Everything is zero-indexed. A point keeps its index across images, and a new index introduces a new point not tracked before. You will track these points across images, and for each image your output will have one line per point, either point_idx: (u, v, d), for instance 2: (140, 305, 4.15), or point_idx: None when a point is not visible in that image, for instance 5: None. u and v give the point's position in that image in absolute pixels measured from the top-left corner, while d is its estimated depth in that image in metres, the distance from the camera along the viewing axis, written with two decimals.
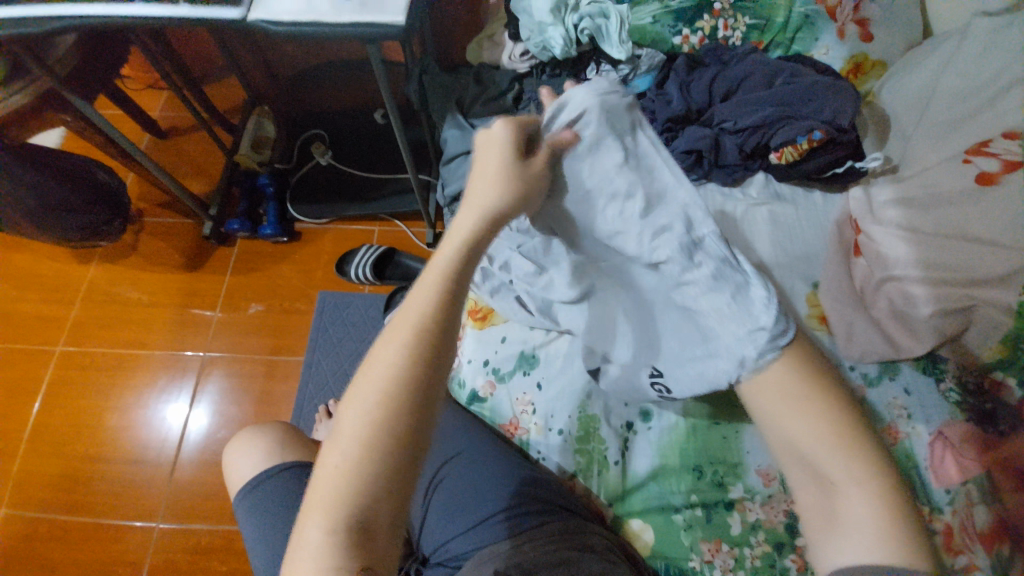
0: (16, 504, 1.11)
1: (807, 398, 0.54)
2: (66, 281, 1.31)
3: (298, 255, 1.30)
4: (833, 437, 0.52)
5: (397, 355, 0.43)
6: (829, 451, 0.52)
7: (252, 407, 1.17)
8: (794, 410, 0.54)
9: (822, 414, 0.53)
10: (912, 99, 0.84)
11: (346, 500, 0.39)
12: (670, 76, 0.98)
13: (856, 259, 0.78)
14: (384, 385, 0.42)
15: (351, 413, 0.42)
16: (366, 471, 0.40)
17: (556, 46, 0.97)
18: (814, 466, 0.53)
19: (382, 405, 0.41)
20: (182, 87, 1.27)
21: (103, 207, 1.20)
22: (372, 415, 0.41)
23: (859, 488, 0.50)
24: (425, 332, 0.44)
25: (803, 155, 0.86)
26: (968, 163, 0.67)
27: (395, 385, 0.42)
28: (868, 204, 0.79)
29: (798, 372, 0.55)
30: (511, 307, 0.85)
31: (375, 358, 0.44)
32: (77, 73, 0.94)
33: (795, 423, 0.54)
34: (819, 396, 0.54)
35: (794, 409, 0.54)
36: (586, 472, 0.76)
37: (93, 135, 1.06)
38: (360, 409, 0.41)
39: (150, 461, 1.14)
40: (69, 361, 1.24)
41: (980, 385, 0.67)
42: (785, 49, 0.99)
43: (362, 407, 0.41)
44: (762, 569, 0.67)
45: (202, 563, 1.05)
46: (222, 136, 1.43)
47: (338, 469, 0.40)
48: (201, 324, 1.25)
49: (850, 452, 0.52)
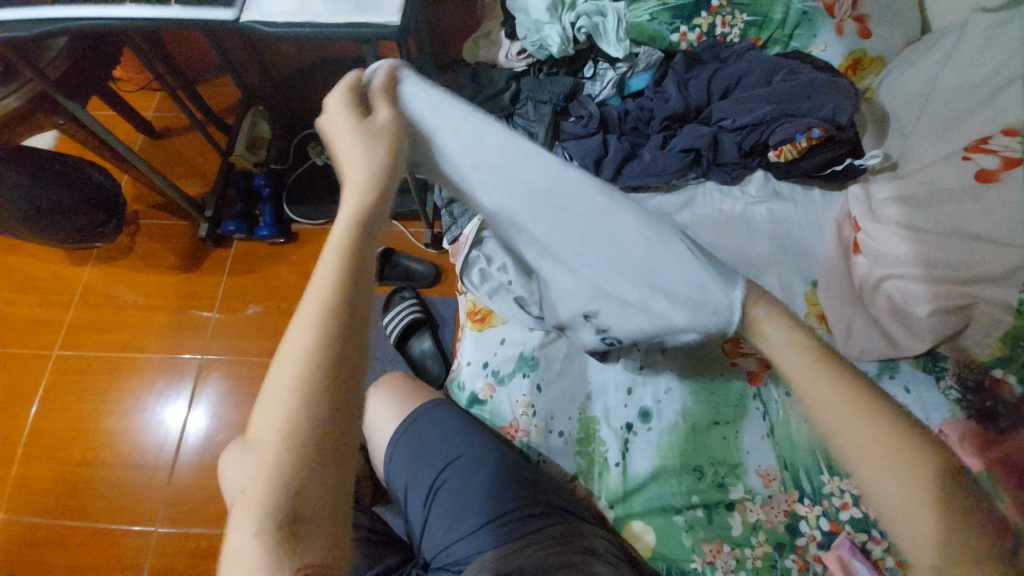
0: (14, 508, 1.11)
1: (827, 376, 0.41)
2: (61, 284, 1.30)
3: (295, 256, 1.30)
4: (870, 420, 0.39)
5: (302, 348, 0.37)
6: (859, 431, 0.39)
7: (250, 408, 1.16)
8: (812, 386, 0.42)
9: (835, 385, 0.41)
10: (911, 95, 0.83)
11: (276, 502, 0.35)
12: (668, 74, 0.97)
13: (856, 257, 0.78)
14: (291, 383, 0.37)
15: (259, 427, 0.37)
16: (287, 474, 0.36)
17: (553, 45, 0.96)
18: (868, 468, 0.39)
19: (290, 404, 0.36)
20: (176, 87, 1.26)
21: (99, 208, 1.20)
22: (285, 411, 0.36)
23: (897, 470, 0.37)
24: (323, 319, 0.38)
25: (802, 152, 0.86)
26: (968, 159, 0.67)
27: (301, 380, 0.37)
28: (867, 202, 0.79)
29: (806, 345, 0.43)
30: (509, 308, 0.83)
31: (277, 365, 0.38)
32: (69, 76, 0.93)
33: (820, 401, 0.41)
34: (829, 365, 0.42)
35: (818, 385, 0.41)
36: (587, 474, 0.76)
37: (86, 137, 1.05)
38: (269, 415, 0.37)
39: (148, 464, 1.13)
40: (65, 364, 1.23)
41: (981, 382, 0.66)
42: (782, 46, 0.99)
43: (270, 411, 0.37)
44: (763, 570, 0.67)
45: (202, 566, 1.05)
46: (217, 137, 1.42)
47: (258, 476, 0.36)
48: (198, 325, 1.25)
49: (898, 442, 0.38)
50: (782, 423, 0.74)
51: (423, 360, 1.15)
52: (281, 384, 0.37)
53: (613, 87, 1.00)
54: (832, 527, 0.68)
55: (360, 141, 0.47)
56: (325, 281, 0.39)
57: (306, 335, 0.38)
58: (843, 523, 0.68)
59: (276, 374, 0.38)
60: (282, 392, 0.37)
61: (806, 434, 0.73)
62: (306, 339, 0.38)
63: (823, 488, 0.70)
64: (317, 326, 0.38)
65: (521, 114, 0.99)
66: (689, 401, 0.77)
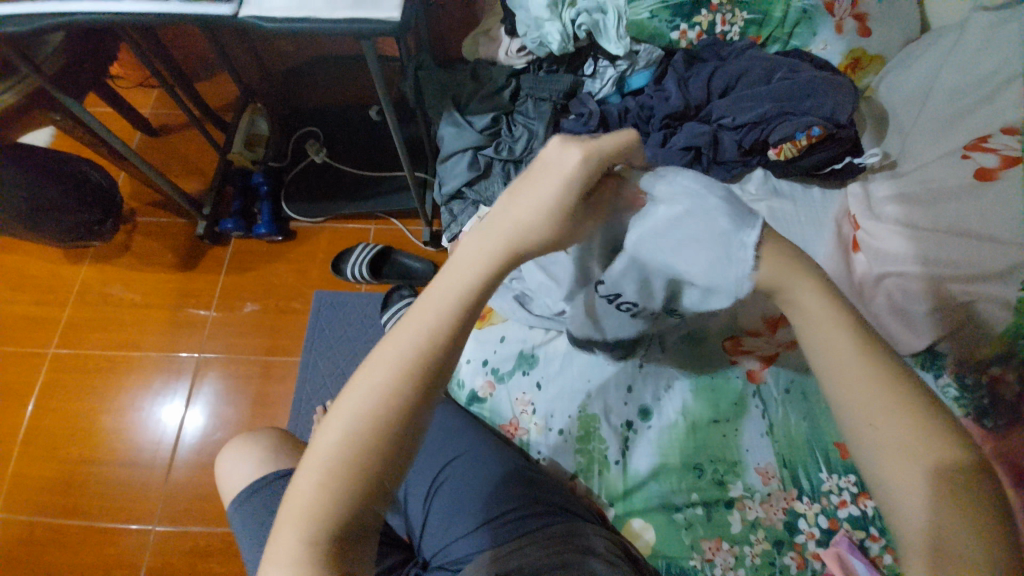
0: (10, 507, 1.10)
1: (848, 342, 0.45)
2: (58, 283, 1.29)
3: (293, 254, 1.29)
4: (885, 387, 0.43)
5: (385, 383, 0.38)
6: (872, 398, 0.42)
7: (248, 407, 1.16)
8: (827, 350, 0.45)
9: (853, 354, 0.44)
10: (911, 94, 0.84)
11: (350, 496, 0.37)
12: (668, 73, 0.98)
13: (856, 254, 0.78)
14: (365, 415, 0.37)
15: (340, 416, 0.38)
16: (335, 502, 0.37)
17: (553, 42, 0.96)
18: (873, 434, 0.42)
19: (358, 443, 0.37)
20: (173, 84, 1.25)
21: (96, 207, 1.19)
22: (351, 441, 0.37)
23: (903, 439, 0.41)
24: (415, 366, 0.38)
25: (802, 151, 0.85)
26: (967, 158, 0.67)
27: (376, 420, 0.37)
28: (867, 200, 0.80)
29: (829, 311, 0.46)
30: (509, 306, 0.84)
31: (384, 348, 0.40)
32: (65, 72, 0.92)
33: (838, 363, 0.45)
34: (862, 339, 0.45)
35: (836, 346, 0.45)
36: (586, 472, 0.76)
37: (81, 134, 1.04)
38: (334, 434, 0.38)
39: (145, 463, 1.13)
40: (62, 363, 1.22)
41: (978, 381, 0.63)
42: (782, 44, 1.00)
43: (334, 433, 0.38)
44: (762, 567, 0.67)
45: (199, 565, 1.04)
46: (214, 134, 1.41)
47: (308, 493, 0.37)
48: (195, 324, 1.24)
49: (911, 415, 0.42)
50: (781, 421, 0.74)
51: None
52: (353, 410, 0.38)
53: (613, 84, 1.00)
54: (831, 524, 0.68)
55: (545, 181, 0.43)
56: (436, 318, 0.40)
57: (395, 373, 0.38)
58: (842, 520, 0.68)
59: (352, 396, 0.38)
60: (353, 424, 0.37)
61: (805, 432, 0.73)
62: (391, 377, 0.38)
63: (821, 486, 0.70)
64: (410, 371, 0.38)
65: (521, 111, 1.00)
66: (689, 399, 0.77)
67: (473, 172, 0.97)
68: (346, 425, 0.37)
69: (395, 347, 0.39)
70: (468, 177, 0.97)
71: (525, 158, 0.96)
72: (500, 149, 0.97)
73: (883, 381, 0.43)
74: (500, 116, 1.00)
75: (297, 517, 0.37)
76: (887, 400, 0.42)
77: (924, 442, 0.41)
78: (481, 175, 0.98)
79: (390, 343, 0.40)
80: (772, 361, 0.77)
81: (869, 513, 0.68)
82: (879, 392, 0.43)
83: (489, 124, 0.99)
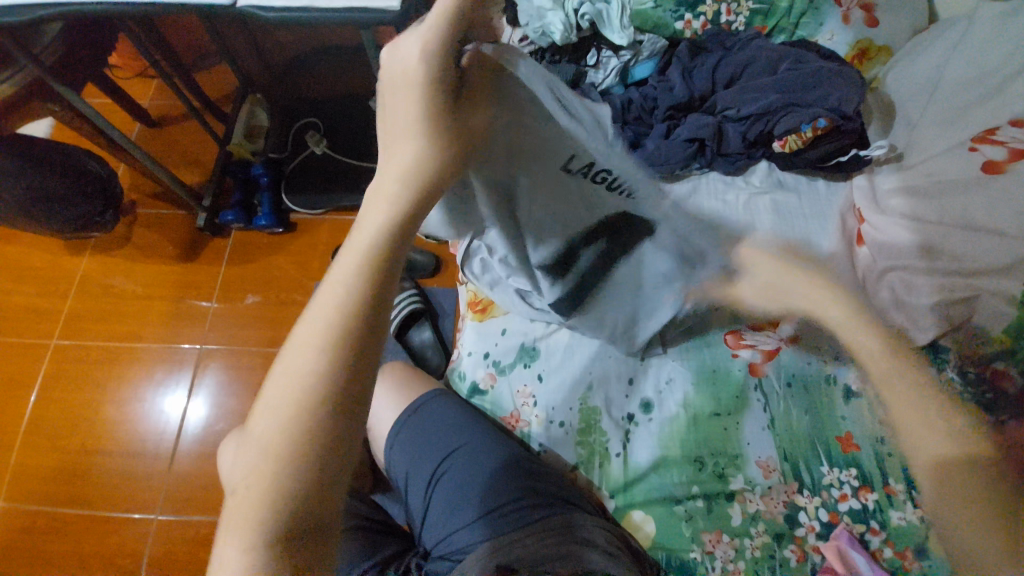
0: (14, 496, 1.11)
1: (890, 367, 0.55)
2: (59, 273, 1.29)
3: (294, 246, 1.29)
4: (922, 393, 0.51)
5: (304, 369, 0.37)
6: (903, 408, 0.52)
7: (249, 398, 1.16)
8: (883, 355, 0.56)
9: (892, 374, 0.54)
10: (918, 86, 0.82)
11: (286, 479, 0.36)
12: (673, 63, 0.96)
13: (859, 248, 0.78)
14: (285, 407, 0.36)
15: (268, 398, 0.37)
16: (275, 499, 0.35)
17: (556, 32, 0.95)
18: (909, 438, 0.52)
19: (287, 433, 0.36)
20: (172, 74, 1.24)
21: (96, 197, 1.19)
22: (280, 421, 0.36)
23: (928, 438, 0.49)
24: (338, 333, 0.38)
25: (807, 143, 0.85)
26: (974, 150, 0.66)
27: (299, 397, 0.36)
28: (873, 193, 0.80)
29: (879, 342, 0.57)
30: (511, 300, 0.82)
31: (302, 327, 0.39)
32: (63, 61, 0.91)
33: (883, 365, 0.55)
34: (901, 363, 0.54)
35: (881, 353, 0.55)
36: (587, 464, 0.76)
37: (80, 124, 1.04)
38: (258, 433, 0.37)
39: (148, 453, 1.13)
40: (63, 354, 1.22)
41: None
42: (788, 34, 0.98)
43: (259, 432, 0.37)
44: (762, 559, 0.68)
45: (202, 555, 1.05)
46: (214, 125, 1.40)
47: (246, 496, 0.36)
48: (197, 315, 1.24)
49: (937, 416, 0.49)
50: (782, 415, 0.74)
51: (424, 351, 1.15)
52: (273, 403, 0.37)
53: (617, 75, 0.99)
54: (831, 517, 0.69)
55: (402, 136, 0.43)
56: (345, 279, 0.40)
57: (308, 356, 0.37)
58: (843, 514, 0.68)
59: (273, 391, 0.38)
60: (273, 416, 0.37)
61: (806, 426, 0.73)
62: (307, 361, 0.37)
63: (822, 479, 0.70)
64: (323, 352, 0.37)
65: None
66: (690, 392, 0.77)
67: None
68: (269, 418, 0.37)
69: (301, 331, 0.39)
70: None
71: None
72: None
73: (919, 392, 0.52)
74: None
75: (239, 526, 0.36)
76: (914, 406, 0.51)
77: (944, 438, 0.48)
78: None
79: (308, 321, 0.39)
80: (775, 356, 0.77)
81: (870, 507, 0.68)
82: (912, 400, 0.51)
83: None
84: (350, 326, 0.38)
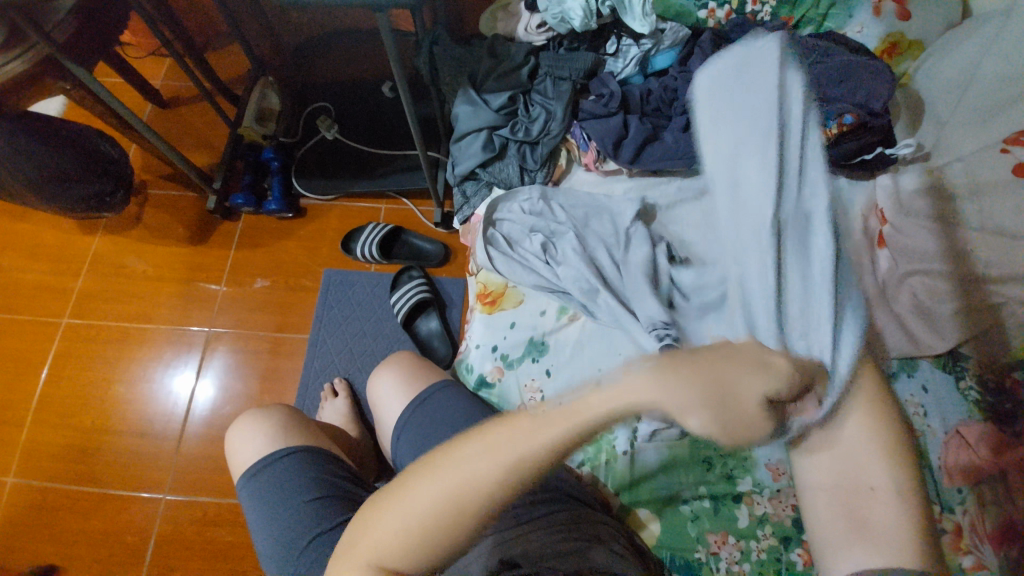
0: (25, 473, 1.13)
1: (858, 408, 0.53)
2: (70, 252, 1.29)
3: (304, 231, 1.28)
4: (873, 435, 0.52)
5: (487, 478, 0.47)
6: (865, 455, 0.52)
7: (256, 382, 1.17)
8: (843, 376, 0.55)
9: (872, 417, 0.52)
10: (949, 84, 0.79)
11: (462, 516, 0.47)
12: (694, 54, 0.94)
13: (879, 251, 0.75)
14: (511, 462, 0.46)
15: (485, 445, 0.48)
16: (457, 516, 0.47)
17: (575, 18, 0.92)
18: (864, 489, 0.51)
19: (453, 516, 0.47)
20: (183, 53, 1.23)
21: (104, 176, 1.17)
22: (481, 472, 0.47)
23: (887, 480, 0.51)
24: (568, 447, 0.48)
25: (831, 140, 0.81)
26: (1006, 151, 0.65)
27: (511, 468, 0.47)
28: (895, 192, 0.77)
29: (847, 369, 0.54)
30: (524, 276, 0.84)
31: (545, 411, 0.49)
32: (74, 39, 0.89)
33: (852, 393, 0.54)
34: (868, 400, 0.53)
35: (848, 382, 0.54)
36: (594, 462, 0.75)
37: (91, 103, 1.02)
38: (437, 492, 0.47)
39: (156, 433, 1.14)
40: (74, 333, 1.23)
41: (1000, 384, 0.64)
42: (815, 25, 0.96)
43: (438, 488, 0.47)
44: (768, 562, 0.67)
45: (209, 534, 1.06)
46: (226, 107, 1.39)
47: (424, 503, 0.48)
48: (206, 298, 1.24)
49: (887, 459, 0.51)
50: None
51: (430, 340, 1.15)
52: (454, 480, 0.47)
53: (636, 64, 0.96)
54: None
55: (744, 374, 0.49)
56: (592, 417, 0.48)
57: (516, 456, 0.47)
58: None
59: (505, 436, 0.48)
60: (451, 491, 0.47)
61: None
62: (492, 469, 0.47)
63: None
64: (504, 475, 0.47)
65: (539, 90, 0.96)
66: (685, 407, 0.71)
67: (488, 153, 0.95)
68: (471, 471, 0.47)
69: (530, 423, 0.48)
70: (483, 159, 0.95)
71: (543, 140, 0.93)
72: (516, 129, 0.95)
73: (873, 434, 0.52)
74: (517, 96, 0.97)
75: (410, 520, 0.48)
76: (871, 440, 0.52)
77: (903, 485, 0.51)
78: (496, 156, 0.96)
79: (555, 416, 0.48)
80: None
81: None
82: (874, 447, 0.52)
83: (505, 104, 0.96)
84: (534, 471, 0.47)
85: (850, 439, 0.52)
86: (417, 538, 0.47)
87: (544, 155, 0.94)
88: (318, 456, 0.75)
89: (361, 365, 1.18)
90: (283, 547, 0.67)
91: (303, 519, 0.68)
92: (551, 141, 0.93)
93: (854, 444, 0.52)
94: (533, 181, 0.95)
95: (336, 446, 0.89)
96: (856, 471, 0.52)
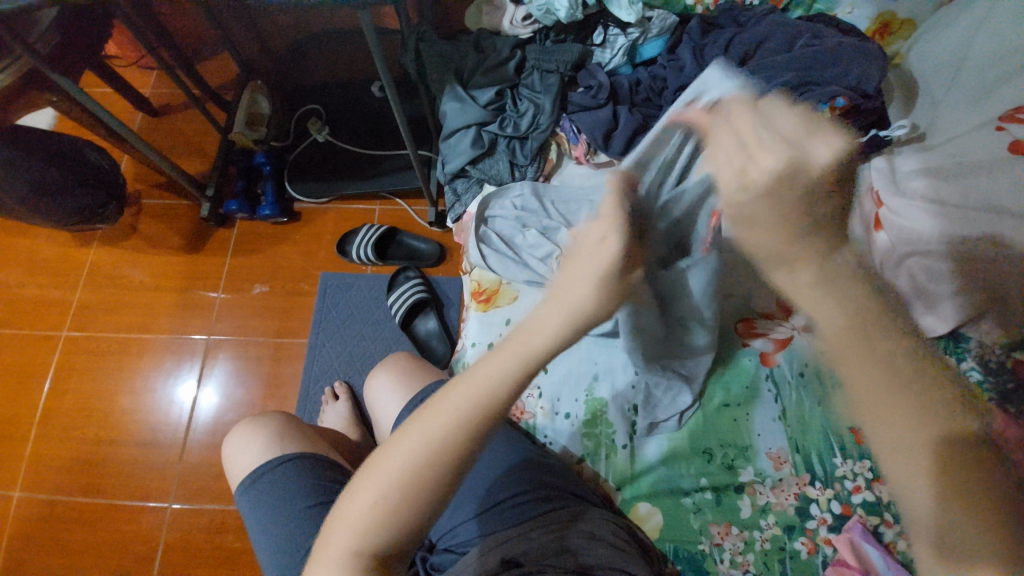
0: (31, 486, 1.13)
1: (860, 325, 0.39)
2: (67, 264, 1.30)
3: (299, 235, 1.28)
4: (883, 368, 0.38)
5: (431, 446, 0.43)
6: (882, 394, 0.38)
7: (258, 388, 1.17)
8: (788, 257, 0.40)
9: (875, 333, 0.39)
10: (943, 61, 0.78)
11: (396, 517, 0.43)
12: (683, 41, 0.94)
13: (877, 234, 0.75)
14: (441, 445, 0.43)
15: (409, 441, 0.43)
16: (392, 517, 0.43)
17: (560, 9, 0.91)
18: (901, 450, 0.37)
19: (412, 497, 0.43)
20: (171, 60, 1.22)
21: (98, 189, 1.18)
22: (412, 466, 0.43)
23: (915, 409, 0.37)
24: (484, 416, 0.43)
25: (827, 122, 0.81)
26: (1000, 129, 0.64)
27: (439, 456, 0.43)
28: (891, 176, 0.76)
29: (825, 277, 0.39)
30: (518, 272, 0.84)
31: (462, 380, 0.44)
32: (57, 51, 0.88)
33: (821, 322, 0.40)
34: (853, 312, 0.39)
35: (808, 290, 0.40)
36: (593, 456, 0.75)
37: (79, 113, 1.02)
38: (392, 468, 0.43)
39: (160, 442, 1.14)
40: (75, 345, 1.23)
41: (1003, 364, 0.63)
42: (805, 8, 0.96)
43: (392, 463, 0.43)
44: (771, 552, 0.67)
45: (216, 540, 1.07)
46: (217, 114, 1.39)
47: (360, 511, 0.43)
48: (204, 305, 1.24)
49: (922, 395, 0.37)
50: (794, 407, 0.72)
51: (428, 340, 1.15)
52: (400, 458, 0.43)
53: (624, 54, 0.95)
54: (844, 510, 0.67)
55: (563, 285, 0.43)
56: (498, 368, 0.43)
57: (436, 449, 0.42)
58: (856, 506, 0.67)
59: (419, 424, 0.43)
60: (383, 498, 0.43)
61: (818, 416, 0.71)
62: (412, 465, 0.43)
63: (835, 471, 0.68)
64: (430, 470, 0.43)
65: (527, 84, 0.95)
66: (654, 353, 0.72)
67: (477, 150, 0.94)
68: (403, 469, 0.43)
69: (445, 404, 0.43)
70: (472, 155, 0.94)
71: (532, 134, 0.92)
72: (505, 125, 0.93)
73: (892, 344, 0.38)
74: (504, 90, 0.96)
75: (345, 533, 0.44)
76: (891, 349, 0.38)
77: (932, 408, 0.37)
78: (486, 152, 0.95)
79: (466, 388, 0.43)
80: (787, 345, 0.74)
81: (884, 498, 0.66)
82: (897, 359, 0.38)
83: (493, 99, 0.95)
84: (485, 426, 0.43)
85: (864, 374, 0.38)
86: (361, 538, 0.43)
87: (534, 150, 0.93)
88: (316, 462, 0.75)
89: (360, 367, 1.18)
90: (282, 556, 0.67)
91: (303, 525, 0.68)
92: (540, 134, 0.92)
93: (866, 385, 0.38)
94: (524, 176, 0.94)
95: (336, 450, 0.89)
96: (882, 423, 0.38)
